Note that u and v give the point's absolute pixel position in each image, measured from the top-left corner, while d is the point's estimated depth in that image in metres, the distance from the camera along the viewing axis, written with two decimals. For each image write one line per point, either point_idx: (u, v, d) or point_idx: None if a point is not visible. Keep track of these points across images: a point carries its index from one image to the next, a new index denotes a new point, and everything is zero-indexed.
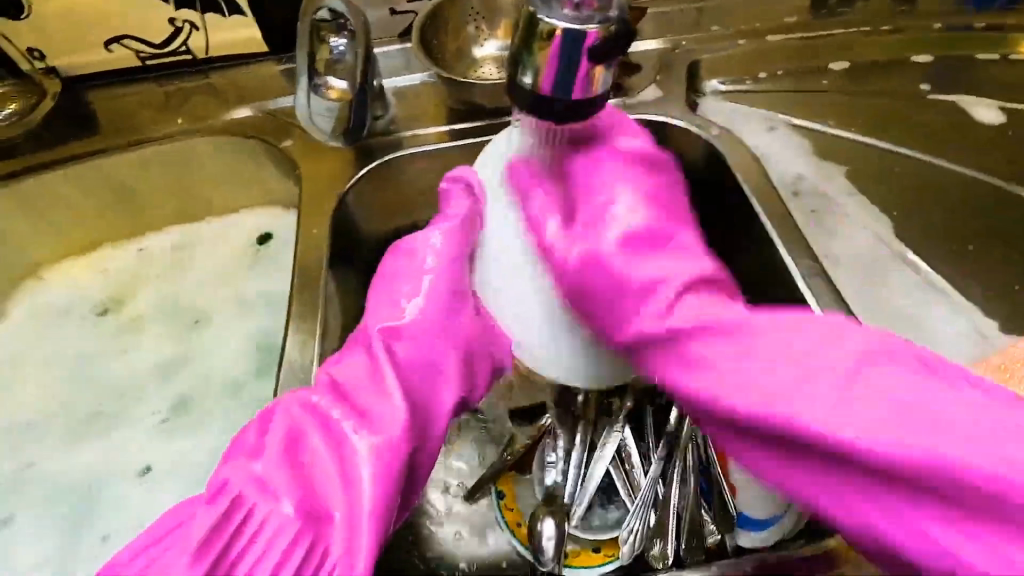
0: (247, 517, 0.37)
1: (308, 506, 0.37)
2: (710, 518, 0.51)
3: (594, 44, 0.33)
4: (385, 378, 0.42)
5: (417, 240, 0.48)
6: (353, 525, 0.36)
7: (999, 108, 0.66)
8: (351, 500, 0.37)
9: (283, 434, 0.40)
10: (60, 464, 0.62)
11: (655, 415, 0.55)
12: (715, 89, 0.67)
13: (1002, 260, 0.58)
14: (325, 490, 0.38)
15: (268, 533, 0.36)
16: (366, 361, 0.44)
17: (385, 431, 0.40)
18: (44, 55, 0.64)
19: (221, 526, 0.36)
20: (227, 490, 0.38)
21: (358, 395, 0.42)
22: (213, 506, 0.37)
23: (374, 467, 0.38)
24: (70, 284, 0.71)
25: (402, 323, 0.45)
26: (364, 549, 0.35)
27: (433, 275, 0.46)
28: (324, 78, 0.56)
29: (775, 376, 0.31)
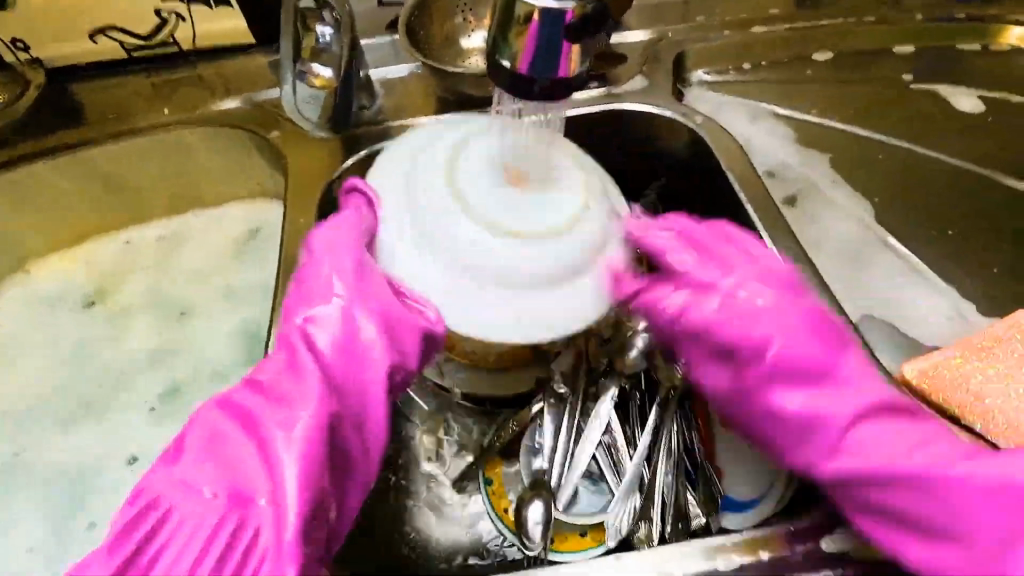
0: (166, 517, 0.37)
1: (232, 493, 0.37)
2: (696, 500, 0.52)
3: (571, 23, 0.34)
4: (302, 366, 0.42)
5: (322, 232, 0.48)
6: (279, 506, 0.37)
7: (978, 96, 0.67)
8: (277, 486, 0.37)
9: (199, 436, 0.40)
10: (47, 453, 0.62)
11: (640, 401, 0.56)
12: (700, 80, 0.68)
13: (984, 243, 0.59)
14: (251, 476, 0.38)
15: (195, 524, 0.37)
16: (284, 357, 0.43)
17: (307, 408, 0.40)
18: (28, 46, 0.64)
19: (141, 529, 0.37)
20: (145, 493, 0.38)
21: (280, 385, 0.42)
22: (131, 506, 0.38)
23: (297, 450, 0.38)
24: (58, 275, 0.70)
25: (325, 311, 0.45)
26: (293, 520, 0.36)
27: (343, 261, 0.46)
28: (309, 65, 0.56)
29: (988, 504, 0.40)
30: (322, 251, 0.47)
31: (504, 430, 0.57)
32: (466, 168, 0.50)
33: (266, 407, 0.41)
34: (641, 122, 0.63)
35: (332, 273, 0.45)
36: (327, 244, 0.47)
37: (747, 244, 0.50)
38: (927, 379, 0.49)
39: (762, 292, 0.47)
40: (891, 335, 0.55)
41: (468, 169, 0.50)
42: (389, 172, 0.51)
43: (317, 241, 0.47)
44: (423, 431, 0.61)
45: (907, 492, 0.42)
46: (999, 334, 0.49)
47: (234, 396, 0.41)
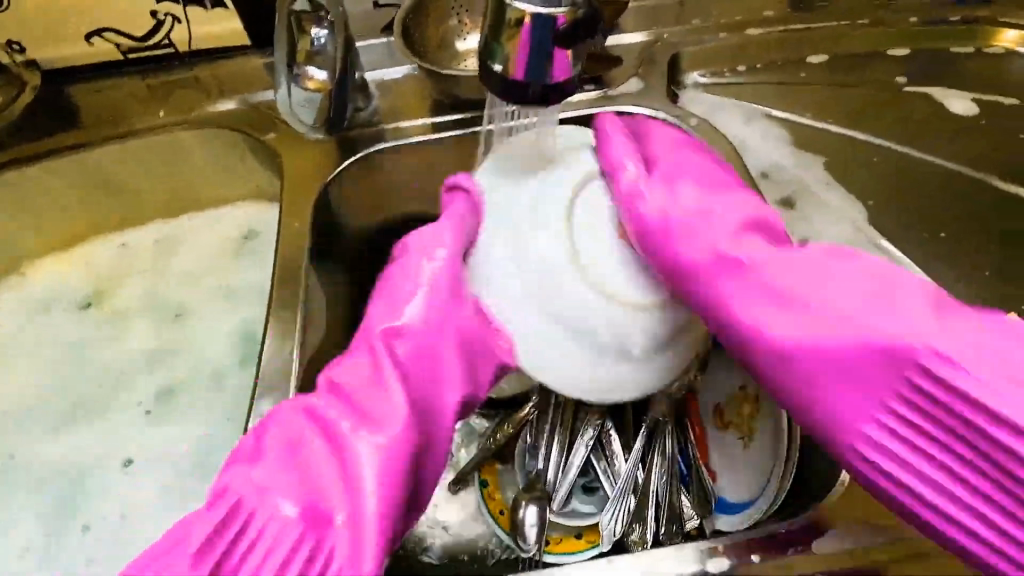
0: (247, 522, 0.38)
1: (311, 511, 0.38)
2: (689, 502, 0.53)
3: (562, 28, 0.34)
4: (388, 380, 0.43)
5: (421, 232, 0.48)
6: (358, 533, 0.37)
7: (971, 99, 0.67)
8: (357, 508, 0.38)
9: (280, 442, 0.40)
10: (41, 455, 0.62)
11: (635, 401, 0.56)
12: (695, 82, 0.68)
13: (975, 245, 0.60)
14: (330, 493, 0.39)
15: (271, 539, 0.37)
16: (367, 362, 0.44)
17: (390, 429, 0.41)
18: (23, 48, 0.64)
19: (221, 531, 0.37)
20: (227, 493, 0.38)
21: (363, 396, 0.42)
22: (212, 509, 0.38)
23: (379, 472, 0.39)
24: (53, 276, 0.70)
25: (405, 322, 0.45)
26: (371, 551, 0.37)
27: (435, 274, 0.46)
28: (303, 68, 0.54)
29: (861, 302, 0.38)
30: (414, 253, 0.48)
31: (497, 433, 0.57)
32: (488, 195, 0.48)
33: (350, 418, 0.41)
34: None
35: (422, 282, 0.46)
36: (423, 244, 0.48)
37: (681, 143, 0.51)
38: None
39: (699, 187, 0.47)
40: None
41: (496, 203, 0.48)
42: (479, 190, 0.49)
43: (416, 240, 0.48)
44: None
45: (784, 312, 0.40)
46: None
47: (316, 404, 0.42)
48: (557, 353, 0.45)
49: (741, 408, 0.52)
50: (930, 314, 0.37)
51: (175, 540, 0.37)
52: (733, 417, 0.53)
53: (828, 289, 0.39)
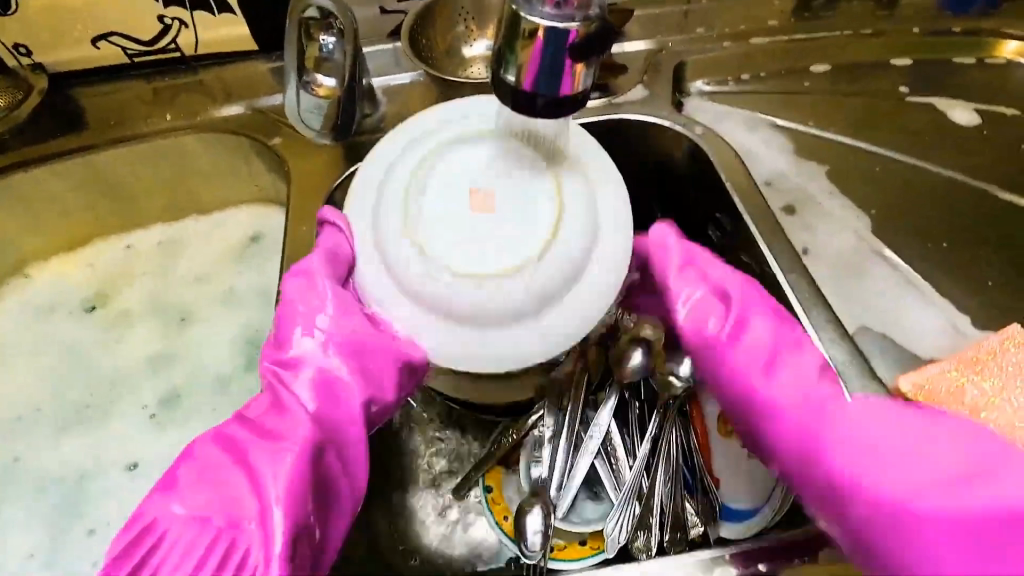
0: (157, 542, 0.41)
1: (219, 518, 0.41)
2: (693, 509, 0.52)
3: (575, 43, 0.34)
4: (286, 400, 0.45)
5: (296, 274, 0.48)
6: (265, 532, 0.40)
7: (974, 110, 0.68)
8: (261, 511, 0.41)
9: (186, 470, 0.42)
10: (45, 458, 0.62)
11: (639, 410, 0.56)
12: (700, 90, 0.68)
13: (978, 256, 0.60)
14: (239, 504, 0.41)
15: (184, 550, 0.40)
16: (270, 392, 0.46)
17: (291, 441, 0.43)
18: (30, 51, 0.64)
19: (139, 547, 0.41)
20: (138, 520, 0.41)
21: (264, 418, 0.45)
22: (128, 532, 0.41)
23: (283, 479, 0.42)
24: (57, 279, 0.70)
25: (301, 347, 0.47)
26: (278, 539, 0.40)
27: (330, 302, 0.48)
28: (314, 76, 0.56)
29: (890, 451, 0.43)
30: (293, 292, 0.48)
31: (503, 439, 0.57)
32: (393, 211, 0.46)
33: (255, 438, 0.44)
34: (641, 132, 0.64)
35: (309, 311, 0.47)
36: (300, 283, 0.48)
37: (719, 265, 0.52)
38: (923, 393, 0.50)
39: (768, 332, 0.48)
40: (886, 346, 0.56)
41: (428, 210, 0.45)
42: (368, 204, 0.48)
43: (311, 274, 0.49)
44: (423, 440, 0.61)
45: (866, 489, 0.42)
46: (994, 347, 0.51)
47: (225, 428, 0.44)
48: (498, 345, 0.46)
49: None
50: (912, 449, 0.43)
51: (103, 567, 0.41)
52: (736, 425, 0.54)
53: (856, 431, 0.44)
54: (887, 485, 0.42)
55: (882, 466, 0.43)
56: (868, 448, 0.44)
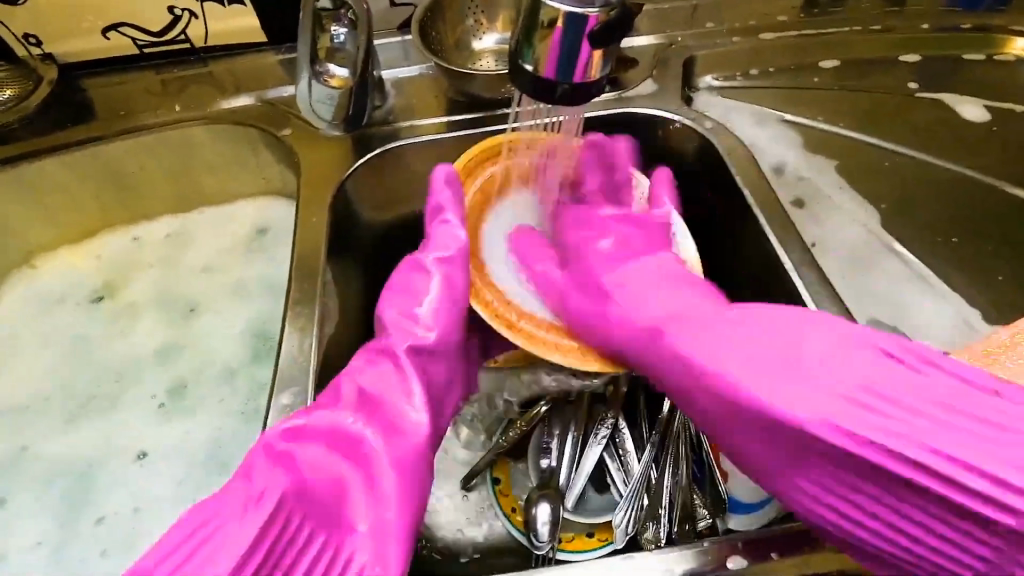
0: (281, 528, 0.38)
1: (338, 512, 0.40)
2: (702, 501, 0.53)
3: (595, 29, 0.34)
4: (410, 387, 0.48)
5: (422, 278, 0.52)
6: (384, 533, 0.40)
7: (983, 106, 0.68)
8: (379, 512, 0.41)
9: (316, 449, 0.42)
10: (54, 447, 0.62)
11: (647, 405, 0.58)
12: (708, 86, 0.68)
13: (984, 250, 0.60)
14: (359, 499, 0.41)
15: (302, 542, 0.38)
16: (387, 376, 0.48)
17: (411, 443, 0.45)
18: (40, 41, 0.64)
19: (268, 527, 0.37)
20: (266, 496, 0.38)
21: (384, 403, 0.46)
22: (250, 513, 0.37)
23: (401, 481, 0.43)
24: (65, 270, 0.70)
25: (426, 340, 0.50)
26: (395, 549, 0.40)
27: (437, 304, 0.51)
28: (326, 66, 0.56)
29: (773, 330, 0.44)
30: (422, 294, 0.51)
31: (510, 430, 0.58)
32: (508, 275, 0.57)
33: (377, 435, 0.44)
34: (651, 126, 0.64)
35: (426, 310, 0.51)
36: (444, 287, 0.51)
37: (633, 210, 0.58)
38: None
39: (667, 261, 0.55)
40: None
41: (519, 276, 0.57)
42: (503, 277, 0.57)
43: (428, 213, 0.54)
44: None
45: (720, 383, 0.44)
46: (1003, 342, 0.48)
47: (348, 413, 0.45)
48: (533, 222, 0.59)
49: None
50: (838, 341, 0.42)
51: (209, 547, 0.36)
52: None
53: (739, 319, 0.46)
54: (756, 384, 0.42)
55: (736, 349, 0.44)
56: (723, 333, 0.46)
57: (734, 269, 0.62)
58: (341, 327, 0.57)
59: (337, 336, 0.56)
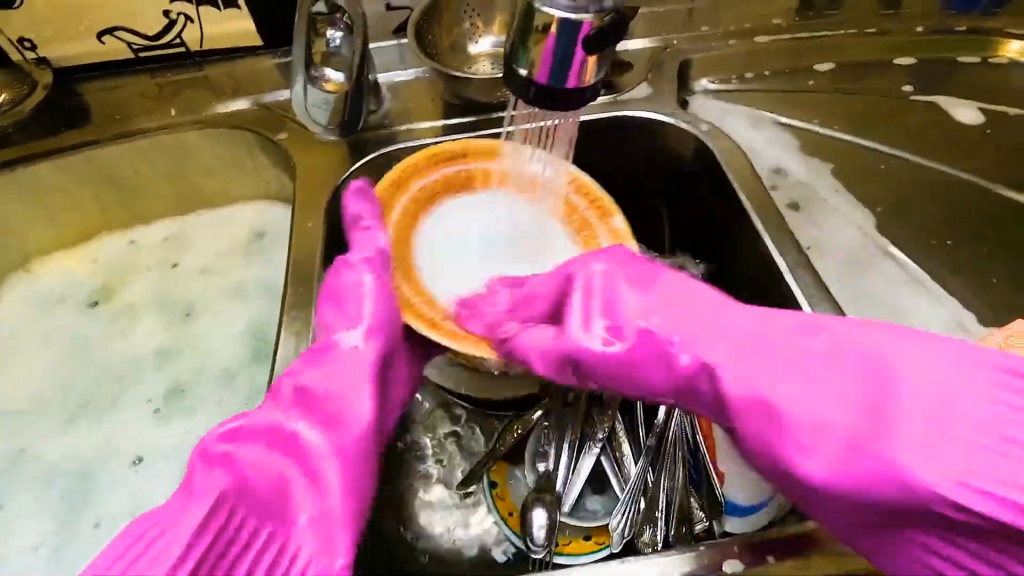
0: (224, 529, 0.40)
1: (280, 510, 0.43)
2: (699, 504, 0.53)
3: (589, 34, 0.34)
4: (353, 381, 0.49)
5: (352, 274, 0.52)
6: (325, 523, 0.43)
7: (977, 109, 0.68)
8: (321, 505, 0.44)
9: (256, 451, 0.44)
10: (50, 452, 0.61)
11: (645, 408, 0.58)
12: (704, 88, 0.69)
13: (979, 252, 0.60)
14: (299, 496, 0.44)
15: (245, 540, 0.41)
16: (328, 372, 0.49)
17: (351, 436, 0.47)
18: (35, 45, 0.64)
19: (210, 528, 0.39)
20: (208, 498, 0.41)
21: (324, 400, 0.48)
22: (192, 514, 0.40)
23: (343, 473, 0.45)
24: (61, 274, 0.70)
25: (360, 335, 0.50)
26: (338, 540, 0.42)
27: (374, 301, 0.51)
28: (321, 70, 0.55)
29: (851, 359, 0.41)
30: (353, 294, 0.51)
31: (506, 435, 0.57)
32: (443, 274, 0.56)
33: (316, 431, 0.46)
34: (647, 129, 0.64)
35: (364, 309, 0.51)
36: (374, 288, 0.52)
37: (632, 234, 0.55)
38: None
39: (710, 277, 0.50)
40: None
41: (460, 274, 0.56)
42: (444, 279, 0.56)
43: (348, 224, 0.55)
44: (421, 424, 0.61)
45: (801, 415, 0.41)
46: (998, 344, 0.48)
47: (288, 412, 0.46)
48: (467, 225, 0.58)
49: None
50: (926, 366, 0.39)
51: (151, 550, 0.38)
52: None
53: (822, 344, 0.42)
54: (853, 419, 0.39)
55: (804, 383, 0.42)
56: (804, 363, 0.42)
57: (731, 271, 0.62)
58: None
59: None
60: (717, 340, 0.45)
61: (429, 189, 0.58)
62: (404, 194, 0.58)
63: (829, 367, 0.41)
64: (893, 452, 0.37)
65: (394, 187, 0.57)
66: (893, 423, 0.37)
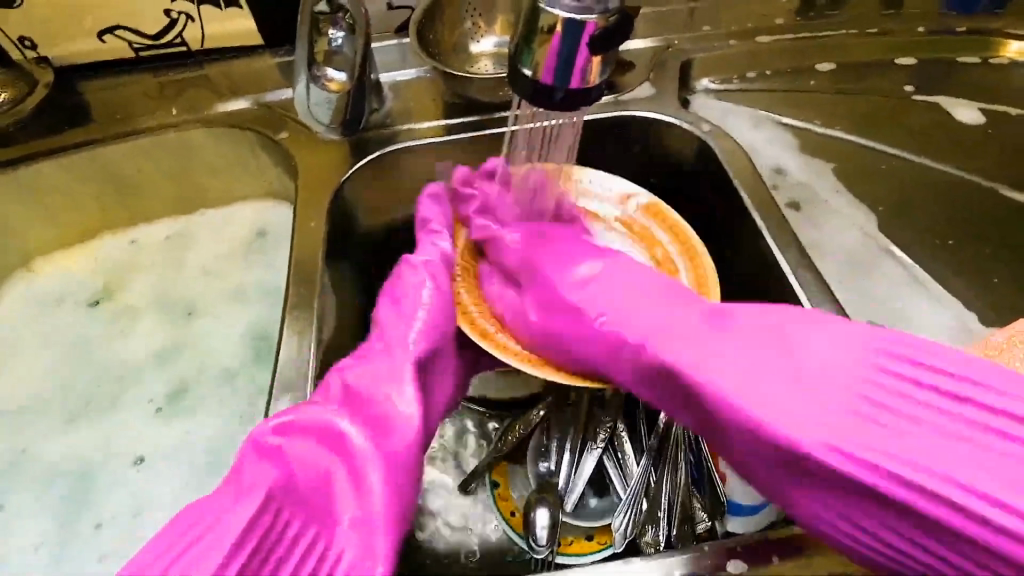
0: (271, 524, 0.38)
1: (323, 508, 0.41)
2: (701, 504, 0.52)
3: (594, 35, 0.34)
4: (402, 380, 0.47)
5: (414, 276, 0.54)
6: (368, 526, 0.40)
7: (978, 109, 0.68)
8: (366, 506, 0.41)
9: (304, 447, 0.42)
10: (51, 451, 0.61)
11: (646, 408, 0.58)
12: (706, 88, 0.69)
13: (980, 253, 0.60)
14: (343, 496, 0.41)
15: (288, 538, 0.39)
16: (378, 371, 0.48)
17: (400, 438, 0.45)
18: (36, 44, 0.64)
19: (257, 524, 0.38)
20: (255, 491, 0.39)
21: (373, 399, 0.46)
22: (240, 507, 0.38)
23: (388, 474, 0.43)
24: (61, 273, 0.70)
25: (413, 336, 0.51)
26: (381, 544, 0.40)
27: (429, 308, 0.52)
28: (323, 70, 0.55)
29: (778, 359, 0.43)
30: (407, 298, 0.52)
31: (508, 434, 0.57)
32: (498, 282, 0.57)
33: (361, 430, 0.44)
34: (649, 129, 0.64)
35: (418, 311, 0.52)
36: (429, 293, 0.53)
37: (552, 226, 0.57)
38: None
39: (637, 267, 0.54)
40: None
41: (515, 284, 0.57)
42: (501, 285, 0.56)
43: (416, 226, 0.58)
44: None
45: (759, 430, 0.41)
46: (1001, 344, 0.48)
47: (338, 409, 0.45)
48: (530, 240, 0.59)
49: None
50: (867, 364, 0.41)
51: (195, 544, 0.36)
52: None
53: (746, 347, 0.45)
54: (798, 425, 0.40)
55: (743, 385, 0.43)
56: (733, 364, 0.44)
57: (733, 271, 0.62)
58: (339, 332, 0.57)
59: (335, 341, 0.56)
60: (647, 311, 0.50)
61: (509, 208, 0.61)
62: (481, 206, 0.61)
63: (753, 333, 0.45)
64: (877, 440, 0.38)
65: (471, 207, 0.61)
66: (847, 429, 0.39)
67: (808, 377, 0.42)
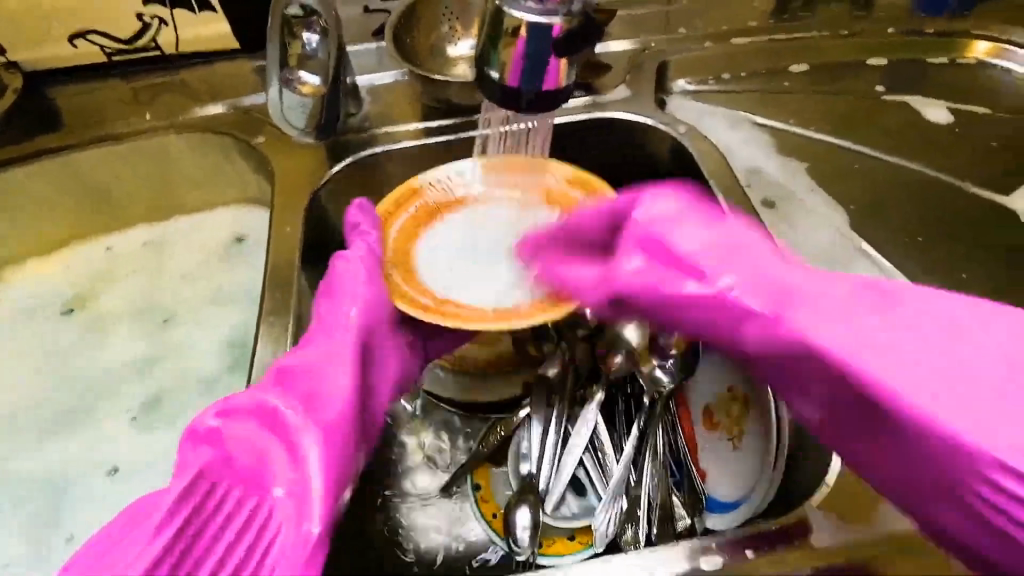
0: (207, 498, 0.39)
1: (258, 481, 0.40)
2: (680, 502, 0.53)
3: (559, 36, 0.35)
4: (337, 360, 0.46)
5: (343, 266, 0.51)
6: (302, 498, 0.39)
7: (947, 109, 0.70)
8: (302, 478, 0.40)
9: (241, 425, 0.42)
10: (24, 464, 0.60)
11: (626, 406, 0.58)
12: (682, 90, 0.69)
13: (952, 250, 0.61)
14: (276, 470, 0.40)
15: (222, 514, 0.38)
16: (311, 355, 0.46)
17: (334, 413, 0.44)
18: (4, 50, 0.63)
19: (189, 500, 0.38)
20: (190, 469, 0.40)
21: (311, 378, 0.45)
22: (178, 485, 0.39)
23: (321, 445, 0.41)
24: (34, 282, 0.69)
25: (347, 319, 0.48)
26: (317, 515, 0.38)
27: (360, 296, 0.50)
28: (296, 73, 0.55)
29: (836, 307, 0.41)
30: (343, 282, 0.50)
31: (489, 436, 0.58)
32: (441, 273, 0.54)
33: (293, 406, 0.43)
34: (626, 130, 0.64)
35: (350, 298, 0.49)
36: (361, 281, 0.51)
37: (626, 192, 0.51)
38: None
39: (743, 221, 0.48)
40: None
41: (458, 273, 0.55)
42: (443, 277, 0.54)
43: (348, 231, 0.55)
44: (409, 427, 0.62)
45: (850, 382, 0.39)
46: None
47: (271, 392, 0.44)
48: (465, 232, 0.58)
49: (729, 408, 0.55)
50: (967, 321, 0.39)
51: (127, 532, 0.37)
52: (721, 418, 0.55)
53: (838, 294, 0.41)
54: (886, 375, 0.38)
55: (832, 331, 0.40)
56: (828, 314, 0.41)
57: None
58: None
59: None
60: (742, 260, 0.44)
61: (436, 205, 0.58)
62: (411, 205, 0.58)
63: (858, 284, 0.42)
64: (903, 371, 0.38)
65: (399, 203, 0.58)
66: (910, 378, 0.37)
67: (899, 324, 0.39)
